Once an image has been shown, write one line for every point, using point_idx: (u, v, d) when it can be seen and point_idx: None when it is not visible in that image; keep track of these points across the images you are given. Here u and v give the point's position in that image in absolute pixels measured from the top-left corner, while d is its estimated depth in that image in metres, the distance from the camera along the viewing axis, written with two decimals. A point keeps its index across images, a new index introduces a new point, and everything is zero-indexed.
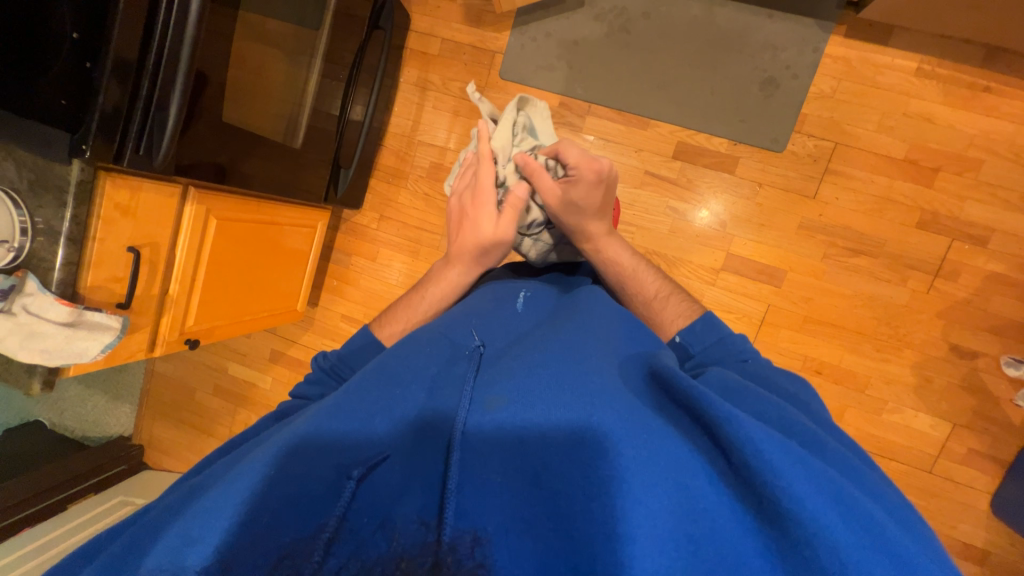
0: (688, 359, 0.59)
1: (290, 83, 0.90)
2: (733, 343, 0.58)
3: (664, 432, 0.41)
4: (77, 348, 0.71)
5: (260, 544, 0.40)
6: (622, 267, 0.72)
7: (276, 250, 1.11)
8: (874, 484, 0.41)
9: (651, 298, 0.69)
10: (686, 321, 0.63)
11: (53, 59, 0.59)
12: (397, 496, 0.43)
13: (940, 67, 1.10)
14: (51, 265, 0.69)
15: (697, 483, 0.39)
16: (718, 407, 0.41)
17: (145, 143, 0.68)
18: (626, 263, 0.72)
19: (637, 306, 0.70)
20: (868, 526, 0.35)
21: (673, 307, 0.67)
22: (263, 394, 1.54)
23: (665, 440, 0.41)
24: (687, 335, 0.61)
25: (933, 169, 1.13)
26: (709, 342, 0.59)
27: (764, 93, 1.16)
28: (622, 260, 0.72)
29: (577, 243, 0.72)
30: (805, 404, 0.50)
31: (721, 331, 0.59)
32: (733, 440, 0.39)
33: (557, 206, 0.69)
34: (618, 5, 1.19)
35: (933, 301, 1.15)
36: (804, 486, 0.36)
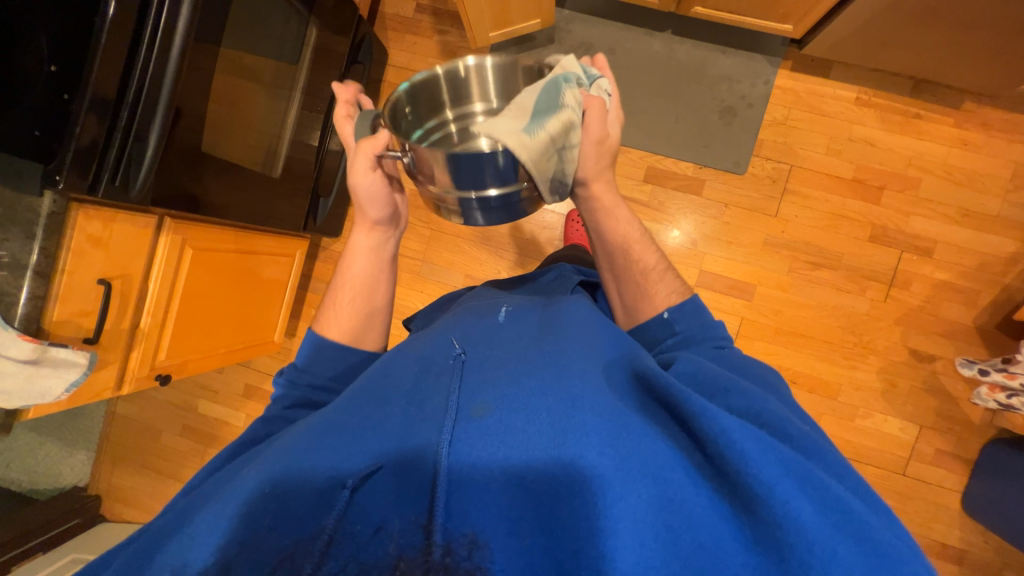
0: (671, 336, 0.60)
1: (271, 115, 0.92)
2: (713, 329, 0.59)
3: (640, 428, 0.42)
4: (39, 387, 0.68)
5: (259, 546, 0.41)
6: (626, 236, 0.67)
7: (253, 281, 1.09)
8: (839, 467, 0.43)
9: (650, 268, 0.66)
10: (680, 297, 0.63)
11: (31, 92, 0.58)
12: (390, 506, 0.42)
13: (876, 96, 1.21)
14: (13, 300, 0.65)
15: (676, 475, 0.39)
16: (692, 400, 0.42)
17: (122, 173, 0.67)
18: (630, 232, 0.67)
19: (632, 275, 0.66)
20: (832, 507, 0.37)
21: (666, 282, 0.65)
22: (236, 432, 1.47)
23: (643, 436, 0.41)
24: (677, 312, 0.61)
25: (878, 188, 1.23)
26: (693, 326, 0.60)
27: (723, 121, 1.25)
28: (626, 227, 0.67)
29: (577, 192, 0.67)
30: (777, 388, 0.53)
31: (704, 318, 0.60)
32: (707, 432, 0.41)
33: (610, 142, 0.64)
34: (585, 42, 1.28)
35: (891, 309, 1.23)
36: (772, 471, 0.38)
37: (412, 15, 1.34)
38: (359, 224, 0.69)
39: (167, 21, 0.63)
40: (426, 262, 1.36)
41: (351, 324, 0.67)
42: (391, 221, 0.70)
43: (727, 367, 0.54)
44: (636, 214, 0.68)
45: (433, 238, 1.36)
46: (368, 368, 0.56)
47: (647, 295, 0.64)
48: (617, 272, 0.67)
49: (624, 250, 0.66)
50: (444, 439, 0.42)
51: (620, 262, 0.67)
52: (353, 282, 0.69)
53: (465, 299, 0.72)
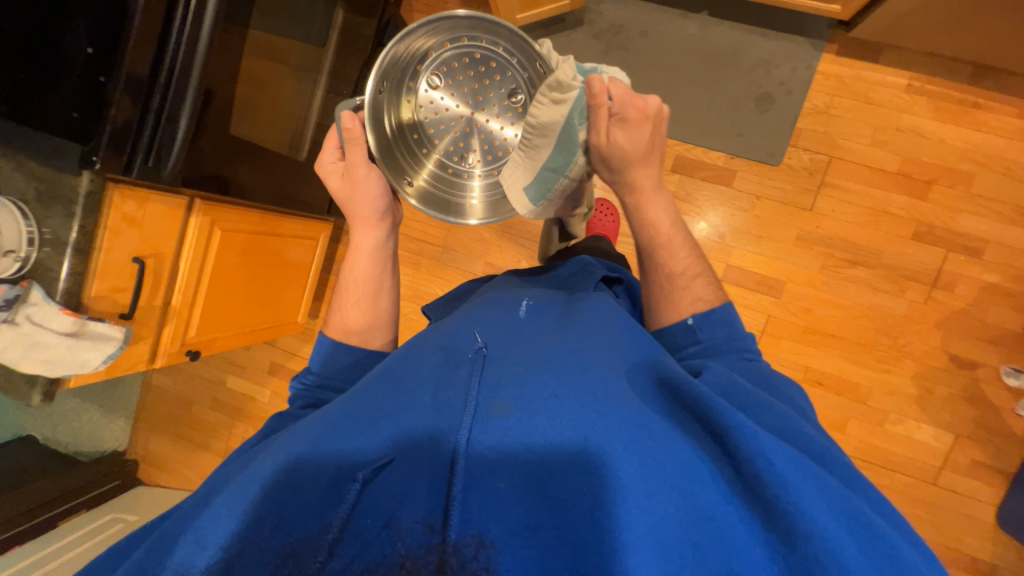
0: (693, 344, 0.57)
1: (297, 98, 0.92)
2: (741, 339, 0.56)
3: (669, 437, 0.41)
4: (79, 358, 0.69)
5: (264, 540, 0.41)
6: (655, 235, 0.64)
7: (279, 263, 1.11)
8: (876, 496, 0.41)
9: (677, 273, 0.62)
10: (707, 305, 0.59)
11: (69, 75, 0.60)
12: (399, 501, 0.42)
13: (930, 83, 1.13)
14: (56, 275, 0.67)
15: (704, 490, 0.38)
16: (728, 415, 0.40)
17: (155, 155, 0.68)
18: (664, 233, 0.63)
19: (656, 277, 0.63)
20: (872, 540, 0.35)
21: (696, 289, 0.61)
22: (262, 407, 1.53)
23: (672, 447, 0.40)
24: (702, 318, 0.58)
25: (926, 182, 1.15)
26: (719, 333, 0.57)
27: (760, 108, 1.19)
28: (658, 229, 0.63)
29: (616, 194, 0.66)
30: (805, 412, 0.51)
31: (733, 325, 0.57)
32: (743, 450, 0.39)
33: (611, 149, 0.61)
34: (616, 24, 1.24)
35: (932, 312, 1.17)
36: (812, 502, 0.36)
37: None
38: (355, 224, 0.72)
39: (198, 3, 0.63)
40: (446, 249, 1.36)
41: (356, 320, 0.69)
42: (387, 217, 0.73)
43: (758, 382, 0.52)
44: (675, 215, 0.64)
45: (454, 225, 1.35)
46: (387, 358, 0.56)
47: (670, 300, 0.61)
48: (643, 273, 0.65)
49: (648, 253, 0.64)
50: (462, 437, 0.42)
51: (647, 262, 0.64)
52: (357, 282, 0.71)
53: (481, 291, 0.71)
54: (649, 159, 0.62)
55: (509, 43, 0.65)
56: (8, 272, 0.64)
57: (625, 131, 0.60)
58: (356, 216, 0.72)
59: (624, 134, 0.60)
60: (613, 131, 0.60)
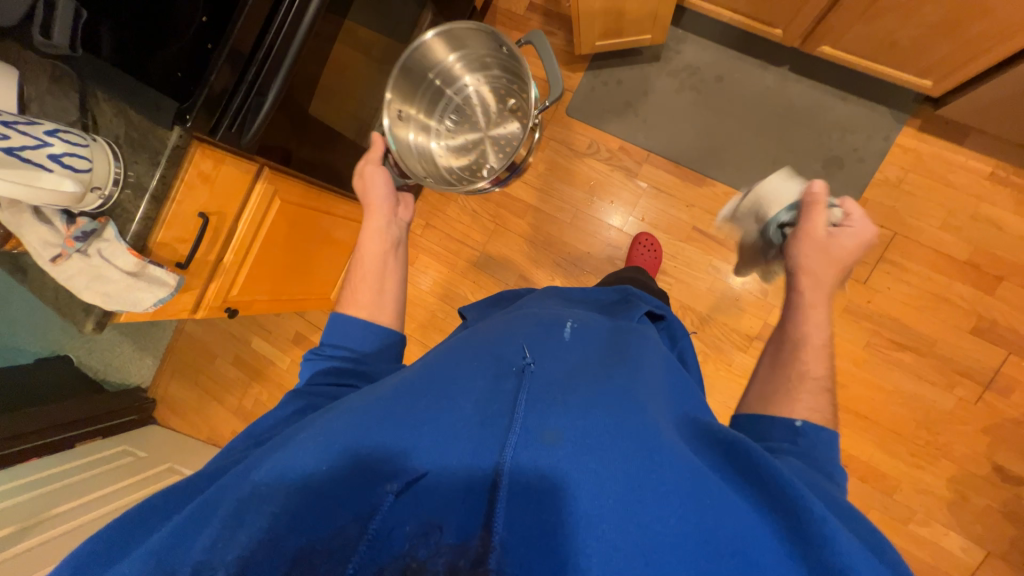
0: (788, 441, 0.53)
1: (374, 89, 0.97)
2: (826, 447, 0.52)
3: (727, 500, 0.41)
4: (133, 298, 0.72)
5: (296, 532, 0.41)
6: (806, 336, 0.62)
7: (325, 240, 1.15)
8: None
9: (809, 375, 0.59)
10: (822, 421, 0.54)
11: (181, 37, 0.66)
12: (438, 510, 0.41)
13: (1016, 175, 1.07)
14: (131, 218, 0.71)
15: (764, 564, 0.37)
16: (797, 495, 0.40)
17: (239, 121, 0.73)
18: (813, 337, 0.61)
19: (788, 371, 0.60)
20: None
21: (812, 400, 0.57)
22: (279, 373, 1.57)
23: (729, 512, 0.40)
24: (812, 426, 0.53)
25: (996, 277, 1.09)
26: (820, 447, 0.52)
27: (827, 171, 1.17)
28: (813, 331, 0.62)
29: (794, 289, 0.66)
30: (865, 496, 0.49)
31: (832, 446, 0.52)
32: (811, 533, 0.38)
33: (818, 244, 0.67)
34: (692, 65, 1.24)
35: (980, 414, 1.09)
36: None
37: (522, 12, 1.36)
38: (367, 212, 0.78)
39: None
40: (484, 254, 1.37)
41: (365, 298, 0.71)
42: (393, 205, 0.79)
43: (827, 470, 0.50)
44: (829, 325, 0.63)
45: (496, 233, 1.37)
46: (432, 358, 0.57)
47: (790, 397, 0.57)
48: (772, 360, 0.62)
49: (794, 346, 0.61)
50: (506, 456, 0.42)
51: (784, 356, 0.62)
52: (364, 265, 0.74)
53: (523, 303, 0.72)
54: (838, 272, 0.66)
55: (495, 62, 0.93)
56: (90, 207, 0.67)
57: (849, 237, 0.67)
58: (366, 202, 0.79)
59: (846, 240, 0.67)
60: (832, 237, 0.68)
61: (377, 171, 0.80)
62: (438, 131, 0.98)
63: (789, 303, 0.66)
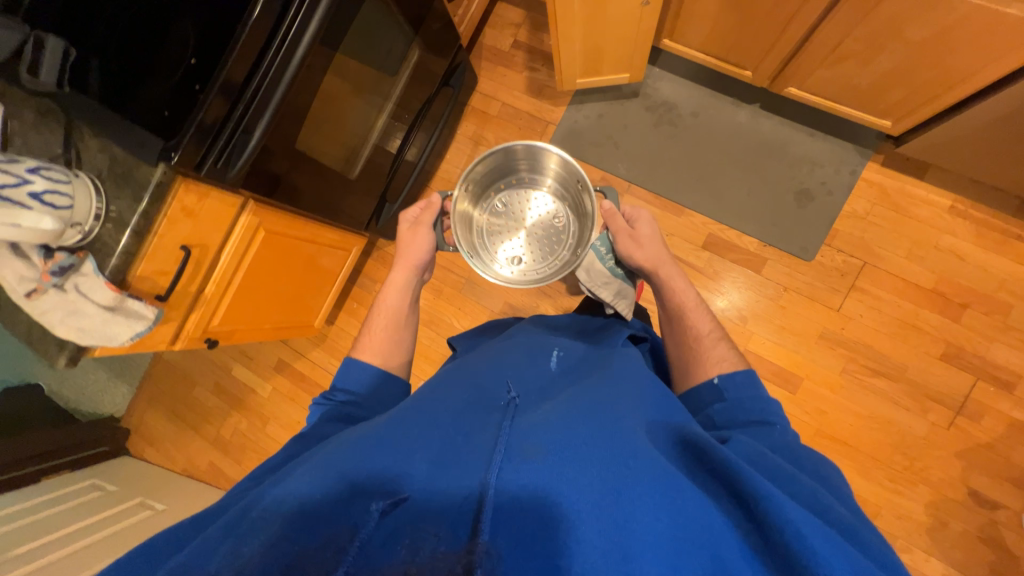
0: (719, 400, 0.69)
1: (362, 123, 1.00)
2: (766, 402, 0.67)
3: (697, 496, 0.43)
4: (109, 332, 0.71)
5: (281, 542, 0.41)
6: (682, 304, 0.84)
7: (310, 268, 1.16)
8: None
9: (703, 335, 0.80)
10: (731, 364, 0.74)
11: (173, 78, 0.67)
12: (426, 526, 0.42)
13: (974, 209, 1.13)
14: (110, 252, 0.70)
15: (731, 556, 0.40)
16: (756, 482, 0.42)
17: (225, 157, 0.75)
18: (686, 303, 0.84)
19: (688, 339, 0.81)
20: None
21: (720, 350, 0.77)
22: (260, 402, 1.54)
23: (699, 509, 0.42)
24: (726, 380, 0.71)
25: (961, 305, 1.13)
26: (744, 393, 0.69)
27: (798, 204, 1.22)
28: (684, 298, 0.85)
29: (653, 275, 0.88)
30: (835, 486, 0.54)
31: (756, 389, 0.69)
32: (774, 518, 0.40)
33: (643, 237, 0.92)
34: (669, 102, 1.30)
35: (953, 439, 1.12)
36: None
37: (507, 49, 1.42)
38: (397, 265, 0.88)
39: (296, 32, 0.71)
40: (469, 281, 1.39)
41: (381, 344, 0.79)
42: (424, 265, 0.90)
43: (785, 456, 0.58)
44: (693, 287, 0.87)
45: None
46: (423, 395, 0.61)
47: (701, 358, 0.77)
48: (676, 336, 0.83)
49: (679, 316, 0.83)
50: (491, 473, 0.44)
51: (677, 329, 0.83)
52: (388, 311, 0.84)
53: (511, 334, 0.81)
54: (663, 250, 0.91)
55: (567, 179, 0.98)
56: (71, 242, 0.67)
57: (646, 222, 0.94)
58: (403, 258, 0.89)
59: (646, 225, 0.94)
60: (640, 227, 0.94)
61: (422, 239, 0.90)
62: (497, 211, 1.05)
63: (658, 286, 0.89)
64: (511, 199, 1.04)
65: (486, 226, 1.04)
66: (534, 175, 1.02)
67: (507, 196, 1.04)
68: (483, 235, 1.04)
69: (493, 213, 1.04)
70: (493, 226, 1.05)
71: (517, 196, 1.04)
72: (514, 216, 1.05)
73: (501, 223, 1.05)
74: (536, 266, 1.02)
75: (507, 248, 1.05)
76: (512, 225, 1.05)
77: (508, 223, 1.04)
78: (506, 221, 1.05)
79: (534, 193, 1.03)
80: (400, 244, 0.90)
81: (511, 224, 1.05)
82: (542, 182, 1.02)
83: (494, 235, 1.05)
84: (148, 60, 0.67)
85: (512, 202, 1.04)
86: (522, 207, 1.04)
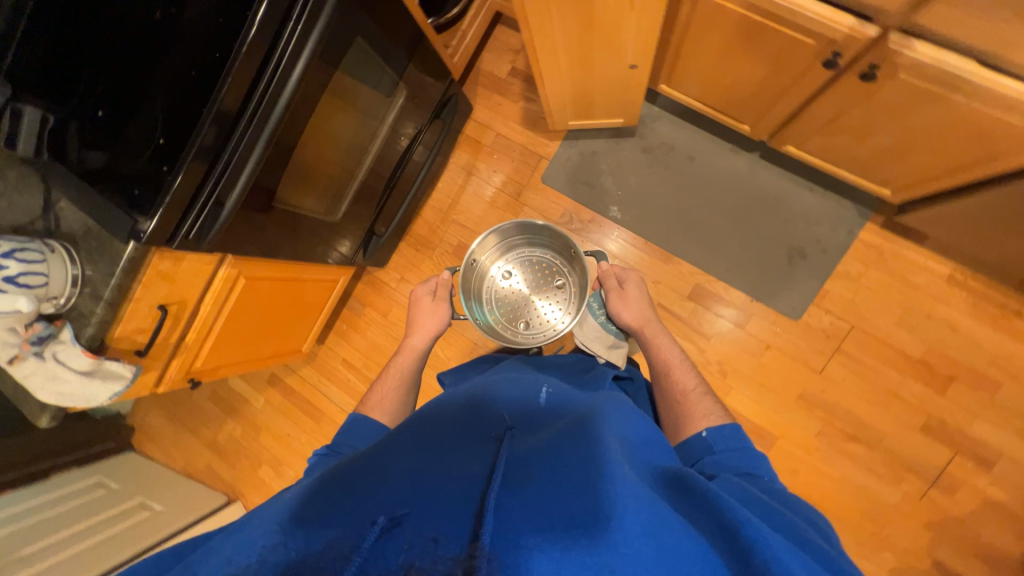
0: (709, 453, 0.70)
1: (345, 172, 0.99)
2: (754, 456, 0.68)
3: (682, 522, 0.45)
4: (88, 393, 0.75)
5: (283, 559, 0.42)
6: (668, 360, 0.90)
7: (296, 303, 1.18)
8: None
9: (689, 390, 0.84)
10: (718, 419, 0.76)
11: (145, 160, 0.69)
12: (424, 534, 0.43)
13: (973, 279, 1.10)
14: (86, 320, 0.73)
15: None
16: (734, 508, 0.45)
17: (197, 228, 0.75)
18: (672, 360, 0.90)
19: (675, 394, 0.84)
20: None
21: (705, 404, 0.80)
22: (253, 411, 1.60)
23: (685, 533, 0.43)
24: (715, 433, 0.72)
25: (947, 378, 1.11)
26: (733, 446, 0.70)
27: (790, 260, 1.19)
28: (670, 355, 0.91)
29: (642, 330, 0.97)
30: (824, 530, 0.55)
31: (742, 442, 0.71)
32: (751, 543, 0.42)
33: (632, 296, 1.02)
34: (666, 144, 1.26)
35: (924, 510, 1.11)
36: None
37: (504, 77, 1.38)
38: (414, 332, 1.04)
39: (263, 107, 0.70)
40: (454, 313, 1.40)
41: (392, 407, 0.89)
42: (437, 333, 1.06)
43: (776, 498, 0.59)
44: (680, 346, 0.93)
45: None
46: (419, 424, 0.63)
47: (687, 412, 0.80)
48: (664, 391, 0.87)
49: (666, 371, 0.88)
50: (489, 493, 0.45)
51: (665, 387, 0.87)
52: (398, 373, 0.97)
53: (504, 368, 0.85)
54: (651, 311, 1.01)
55: (577, 269, 1.12)
56: (50, 308, 0.71)
57: (635, 282, 1.05)
58: (420, 325, 1.05)
59: (634, 287, 1.04)
60: (629, 287, 1.04)
61: (438, 313, 1.07)
62: (510, 277, 1.17)
63: (647, 343, 0.96)
64: (524, 270, 1.17)
65: (495, 289, 1.17)
66: (549, 256, 1.16)
67: (521, 268, 1.17)
68: (490, 297, 1.17)
69: (505, 279, 1.17)
70: (502, 290, 1.17)
71: (531, 271, 1.16)
72: (523, 287, 1.17)
73: (509, 291, 1.17)
74: (527, 336, 1.13)
75: (507, 313, 1.17)
76: (519, 294, 1.17)
77: (515, 291, 1.17)
78: (515, 289, 1.17)
79: (545, 271, 1.16)
80: (414, 308, 1.08)
81: (517, 294, 1.17)
82: (555, 265, 1.16)
83: (500, 299, 1.17)
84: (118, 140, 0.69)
85: (524, 274, 1.17)
86: (532, 280, 1.17)
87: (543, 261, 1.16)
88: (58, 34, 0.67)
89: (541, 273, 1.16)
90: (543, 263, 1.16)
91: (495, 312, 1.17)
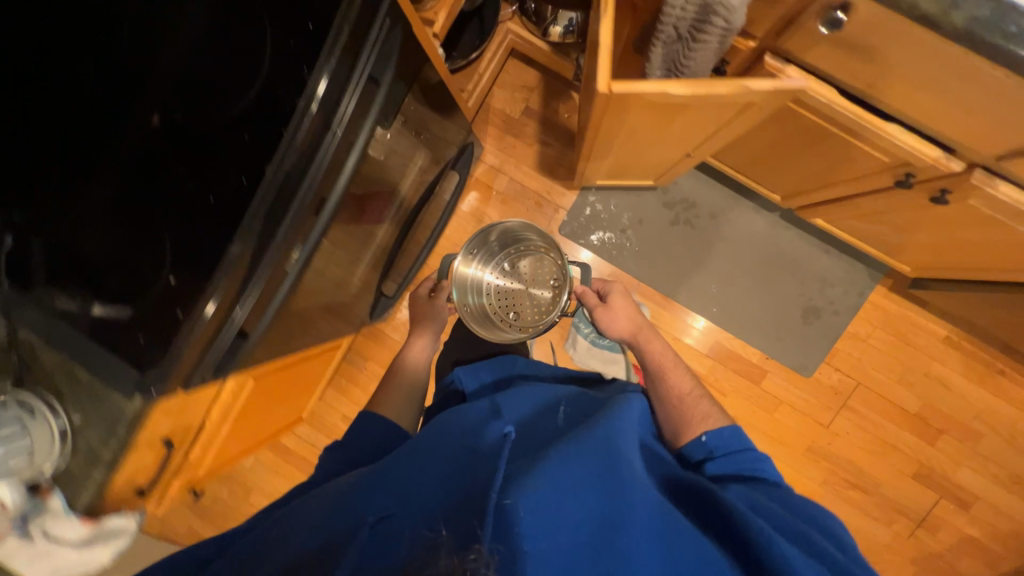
0: (707, 457, 0.66)
1: (368, 256, 0.88)
2: (753, 455, 0.66)
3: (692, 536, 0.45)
4: (89, 556, 0.68)
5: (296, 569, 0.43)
6: (662, 364, 0.84)
7: (299, 381, 1.07)
8: None
9: (684, 394, 0.78)
10: (718, 422, 0.71)
11: (155, 303, 0.56)
12: (422, 534, 0.43)
13: (966, 341, 1.18)
14: (83, 485, 0.62)
15: None
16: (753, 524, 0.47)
17: (218, 366, 0.60)
18: (666, 365, 0.84)
19: (670, 399, 0.78)
20: None
21: (704, 407, 0.75)
22: (236, 470, 1.46)
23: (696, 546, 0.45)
24: (714, 436, 0.68)
25: (938, 430, 1.20)
26: (731, 446, 0.67)
27: (804, 320, 1.22)
28: (662, 361, 0.85)
29: (633, 339, 0.90)
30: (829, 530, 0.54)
31: (741, 441, 0.67)
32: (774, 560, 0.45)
33: (621, 303, 0.93)
34: (688, 200, 1.24)
35: (911, 547, 1.22)
36: None
37: (518, 117, 1.27)
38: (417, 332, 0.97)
39: (295, 214, 0.53)
40: None
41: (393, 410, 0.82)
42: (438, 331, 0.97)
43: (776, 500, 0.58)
44: (672, 349, 0.88)
45: None
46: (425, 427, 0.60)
47: (688, 418, 0.73)
48: (659, 396, 0.80)
49: (660, 377, 0.82)
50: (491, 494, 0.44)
51: (660, 393, 0.80)
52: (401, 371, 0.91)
53: (517, 366, 0.83)
54: (642, 319, 0.93)
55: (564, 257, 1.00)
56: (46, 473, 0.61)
57: (623, 291, 0.95)
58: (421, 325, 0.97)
59: (619, 293, 0.95)
60: (616, 294, 0.95)
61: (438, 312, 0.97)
62: (497, 271, 1.04)
63: (639, 353, 0.89)
64: (511, 264, 1.04)
65: (483, 285, 1.03)
66: (536, 243, 1.04)
67: (508, 260, 1.04)
68: (477, 296, 1.02)
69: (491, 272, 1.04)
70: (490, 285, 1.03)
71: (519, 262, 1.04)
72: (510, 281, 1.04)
73: (496, 287, 1.03)
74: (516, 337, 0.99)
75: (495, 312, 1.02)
76: (507, 288, 1.03)
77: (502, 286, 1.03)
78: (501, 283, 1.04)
79: (532, 261, 1.04)
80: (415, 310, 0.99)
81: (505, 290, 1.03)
82: (543, 252, 1.03)
83: (487, 296, 1.03)
84: (130, 283, 0.57)
85: (510, 265, 1.04)
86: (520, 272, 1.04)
87: (530, 249, 1.04)
88: (62, 160, 0.59)
89: (529, 263, 1.04)
90: (531, 252, 1.04)
91: (482, 311, 1.01)
